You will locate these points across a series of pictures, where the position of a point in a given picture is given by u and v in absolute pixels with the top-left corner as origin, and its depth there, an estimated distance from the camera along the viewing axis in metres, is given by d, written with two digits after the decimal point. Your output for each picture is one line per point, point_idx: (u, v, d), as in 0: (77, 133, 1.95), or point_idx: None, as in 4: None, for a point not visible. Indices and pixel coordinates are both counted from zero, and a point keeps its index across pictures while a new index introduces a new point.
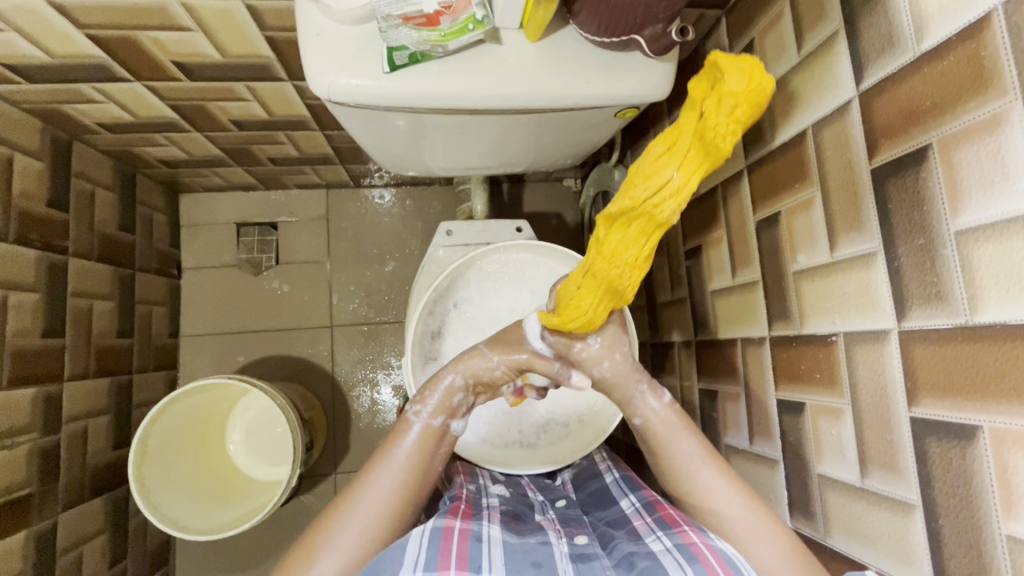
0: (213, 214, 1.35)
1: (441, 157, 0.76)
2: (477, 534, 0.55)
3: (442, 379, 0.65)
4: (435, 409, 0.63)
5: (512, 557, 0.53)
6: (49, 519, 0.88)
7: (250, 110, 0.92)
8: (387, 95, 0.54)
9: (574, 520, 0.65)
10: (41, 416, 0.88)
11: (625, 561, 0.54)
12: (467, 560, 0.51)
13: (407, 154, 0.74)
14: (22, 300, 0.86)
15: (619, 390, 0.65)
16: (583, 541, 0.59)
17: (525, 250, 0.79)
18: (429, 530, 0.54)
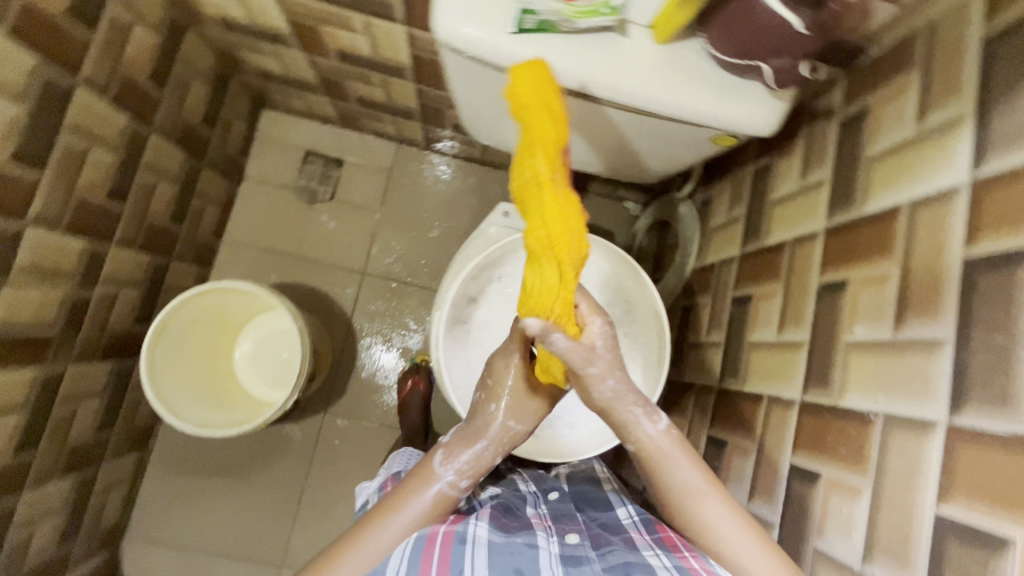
0: (287, 135, 1.39)
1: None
2: (462, 535, 0.57)
3: (475, 445, 0.64)
4: (466, 474, 0.63)
5: (497, 561, 0.55)
6: (59, 369, 0.90)
7: (359, 44, 0.94)
8: (505, 55, 0.55)
9: (566, 517, 0.66)
10: (83, 268, 0.90)
11: (620, 568, 0.54)
12: (448, 565, 0.54)
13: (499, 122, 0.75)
14: (100, 158, 0.87)
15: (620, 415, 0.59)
16: (574, 541, 0.60)
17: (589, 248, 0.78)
18: (413, 542, 0.57)
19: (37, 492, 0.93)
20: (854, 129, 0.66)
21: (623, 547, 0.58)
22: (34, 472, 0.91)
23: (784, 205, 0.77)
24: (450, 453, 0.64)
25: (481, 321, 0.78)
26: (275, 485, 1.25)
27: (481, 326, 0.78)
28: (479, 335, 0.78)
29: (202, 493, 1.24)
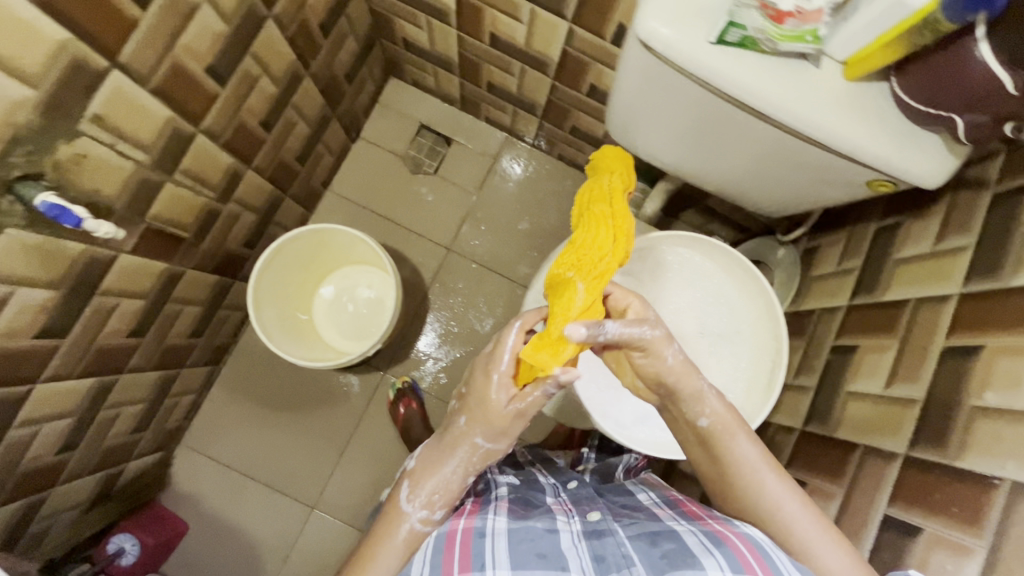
0: (407, 106, 1.45)
1: (687, 135, 0.75)
2: (480, 531, 0.64)
3: (438, 474, 0.71)
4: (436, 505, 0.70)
5: (517, 548, 0.60)
6: (180, 272, 0.97)
7: (516, 32, 0.99)
8: (699, 62, 0.58)
9: (585, 501, 0.74)
10: (224, 185, 0.96)
11: (649, 537, 0.64)
12: (472, 557, 0.60)
13: (660, 117, 0.73)
14: (264, 88, 0.93)
15: (686, 387, 0.65)
16: (596, 518, 0.69)
17: (718, 257, 0.74)
18: (437, 538, 0.64)
19: (132, 379, 1.00)
20: (1011, 204, 0.66)
21: (647, 521, 0.67)
22: (136, 359, 0.97)
23: (911, 265, 0.77)
24: (414, 487, 0.70)
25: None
26: (326, 428, 1.30)
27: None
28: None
29: (259, 419, 1.30)
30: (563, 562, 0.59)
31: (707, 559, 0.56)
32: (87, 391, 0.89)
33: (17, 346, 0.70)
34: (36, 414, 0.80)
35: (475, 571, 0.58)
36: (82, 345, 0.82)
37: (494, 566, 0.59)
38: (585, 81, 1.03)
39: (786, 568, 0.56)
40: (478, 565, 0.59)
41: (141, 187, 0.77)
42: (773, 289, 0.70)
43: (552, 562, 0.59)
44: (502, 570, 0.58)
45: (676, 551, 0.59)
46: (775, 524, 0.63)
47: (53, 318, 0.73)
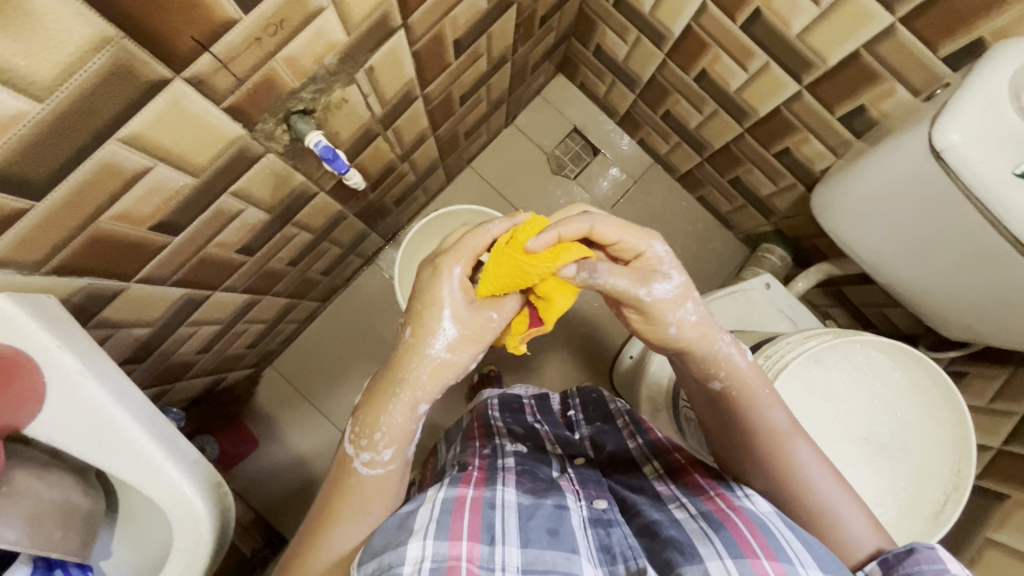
0: (566, 106, 1.45)
1: (916, 232, 0.72)
2: (490, 502, 0.56)
3: (391, 408, 0.59)
4: (388, 441, 0.59)
5: (527, 524, 0.54)
6: (345, 215, 0.99)
7: (731, 80, 0.97)
8: (992, 187, 0.59)
9: (593, 485, 0.67)
10: (410, 147, 0.98)
11: (648, 529, 0.56)
12: (482, 530, 0.52)
13: (908, 205, 0.70)
14: (481, 67, 0.94)
15: (702, 348, 0.62)
16: (602, 507, 0.62)
17: (914, 368, 0.71)
18: (442, 500, 0.55)
19: (270, 302, 1.03)
20: None
21: (649, 507, 0.61)
22: (281, 285, 1.00)
23: None
24: (359, 432, 0.60)
25: (784, 390, 0.70)
26: None
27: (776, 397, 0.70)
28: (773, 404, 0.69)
29: (348, 361, 1.34)
30: (573, 544, 0.52)
31: (705, 549, 0.50)
32: (239, 305, 0.91)
33: (222, 257, 0.72)
34: (202, 319, 0.82)
35: (485, 545, 0.51)
36: (257, 265, 0.84)
37: (504, 541, 0.52)
38: (781, 143, 1.01)
39: (792, 550, 0.50)
40: (487, 540, 0.51)
41: (362, 137, 0.78)
42: (971, 431, 0.68)
43: (562, 542, 0.52)
44: (511, 548, 0.51)
45: (674, 538, 0.54)
46: (792, 481, 0.59)
47: (254, 239, 0.76)
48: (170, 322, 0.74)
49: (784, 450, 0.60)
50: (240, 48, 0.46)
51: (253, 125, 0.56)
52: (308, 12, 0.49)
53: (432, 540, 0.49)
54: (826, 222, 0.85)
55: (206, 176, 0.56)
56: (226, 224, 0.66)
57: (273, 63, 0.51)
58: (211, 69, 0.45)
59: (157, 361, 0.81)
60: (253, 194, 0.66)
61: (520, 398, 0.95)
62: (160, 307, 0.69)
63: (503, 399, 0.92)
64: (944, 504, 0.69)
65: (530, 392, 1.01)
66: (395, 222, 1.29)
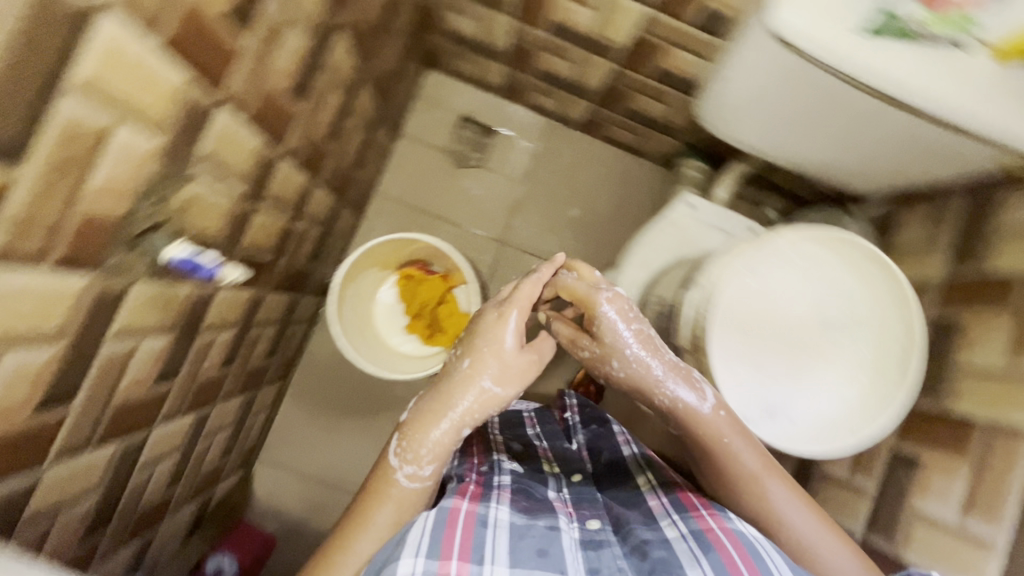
0: (446, 97, 1.40)
1: (795, 114, 0.73)
2: (482, 518, 0.59)
3: (438, 428, 0.67)
4: (431, 457, 0.67)
5: (517, 543, 0.57)
6: (261, 296, 0.95)
7: (585, 21, 0.95)
8: (850, 58, 0.58)
9: (587, 504, 0.71)
10: (298, 205, 0.94)
11: (639, 547, 0.61)
12: (470, 550, 0.55)
13: (780, 96, 0.70)
14: (335, 99, 0.90)
15: (641, 386, 0.69)
16: (594, 527, 0.65)
17: (830, 241, 0.72)
18: (437, 513, 0.59)
19: (224, 407, 0.99)
20: None
21: (642, 524, 0.65)
22: (227, 387, 0.96)
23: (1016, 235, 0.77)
24: (408, 445, 0.67)
25: (727, 306, 0.71)
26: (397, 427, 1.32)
27: (722, 315, 0.71)
28: (720, 323, 0.71)
29: (331, 426, 1.30)
30: (562, 564, 0.56)
31: (693, 570, 0.56)
32: (190, 426, 0.87)
33: (140, 397, 0.68)
34: (153, 458, 0.78)
35: (473, 564, 0.54)
36: (188, 383, 0.80)
37: (493, 560, 0.55)
38: (655, 65, 0.99)
39: (777, 569, 0.56)
40: (474, 561, 0.54)
41: (237, 219, 0.74)
42: (905, 280, 0.69)
43: (550, 563, 0.55)
44: (499, 566, 0.54)
45: (664, 560, 0.58)
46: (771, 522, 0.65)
47: (168, 364, 0.72)
48: (116, 479, 0.70)
49: (759, 492, 0.66)
50: (32, 205, 0.41)
51: (98, 264, 0.51)
52: (94, 138, 0.45)
53: (422, 558, 0.53)
54: (718, 133, 0.85)
55: (70, 337, 0.51)
56: (125, 366, 0.62)
57: (83, 201, 0.46)
58: (9, 238, 0.41)
59: (124, 518, 0.77)
60: (140, 325, 0.62)
61: (520, 412, 0.97)
62: (96, 471, 0.65)
63: (501, 417, 0.94)
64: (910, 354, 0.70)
65: (528, 406, 1.01)
66: (322, 275, 1.24)
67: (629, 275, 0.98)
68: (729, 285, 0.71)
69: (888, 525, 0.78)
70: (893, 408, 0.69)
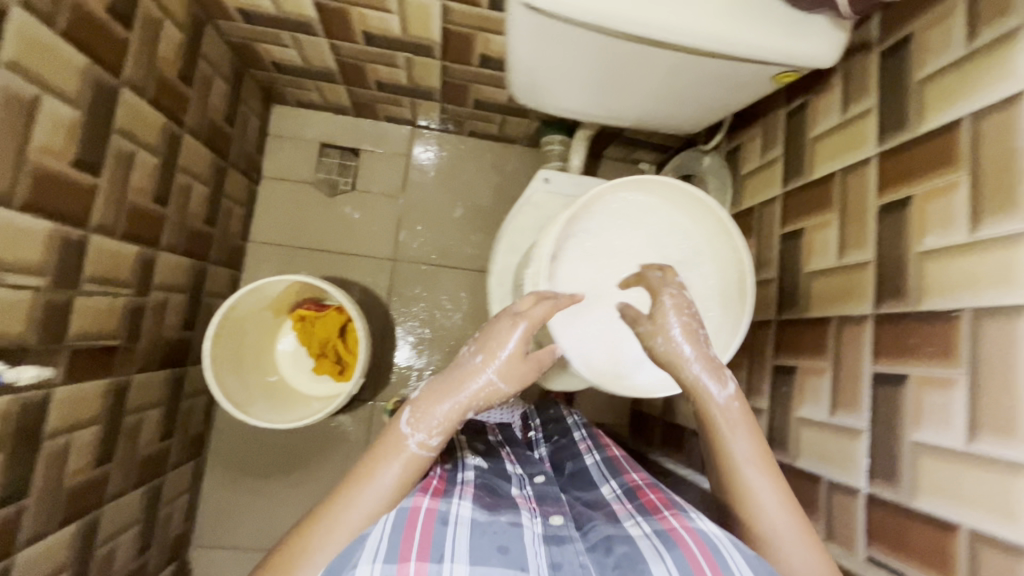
0: (301, 129, 1.37)
1: (585, 74, 0.74)
2: (444, 516, 0.54)
3: (442, 406, 0.62)
4: (438, 430, 0.61)
5: (478, 540, 0.53)
6: (124, 380, 0.89)
7: (389, 24, 0.94)
8: (580, 8, 0.60)
9: (551, 500, 0.66)
10: (139, 277, 0.89)
11: (603, 542, 0.57)
12: (429, 548, 0.51)
13: (559, 60, 0.71)
14: (145, 160, 0.85)
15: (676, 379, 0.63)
16: (558, 522, 0.60)
17: (650, 189, 0.73)
18: (396, 511, 0.54)
19: (118, 505, 0.93)
20: (900, 55, 0.69)
21: (606, 523, 0.61)
22: (114, 483, 0.90)
23: (827, 139, 0.81)
24: (418, 412, 0.62)
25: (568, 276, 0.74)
26: (330, 474, 1.28)
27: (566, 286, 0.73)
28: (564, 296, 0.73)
29: (261, 491, 1.25)
30: (524, 561, 0.52)
31: (659, 566, 0.52)
32: (72, 539, 0.81)
33: None
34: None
35: (432, 564, 0.49)
36: (49, 494, 0.75)
37: (452, 557, 0.50)
38: (475, 53, 0.99)
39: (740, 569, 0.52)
40: (434, 559, 0.50)
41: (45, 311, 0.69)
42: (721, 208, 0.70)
43: (513, 560, 0.51)
44: (460, 564, 0.50)
45: (627, 555, 0.55)
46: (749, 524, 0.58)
47: None
48: None
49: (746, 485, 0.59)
50: None
51: None
52: None
53: (379, 564, 0.49)
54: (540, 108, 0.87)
55: None
56: None
57: None
58: None
59: None
60: None
61: (486, 422, 0.92)
62: None
63: (464, 425, 0.88)
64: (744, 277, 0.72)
65: (495, 418, 0.98)
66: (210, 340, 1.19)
67: (502, 262, 0.98)
68: (561, 253, 0.73)
69: (784, 438, 0.80)
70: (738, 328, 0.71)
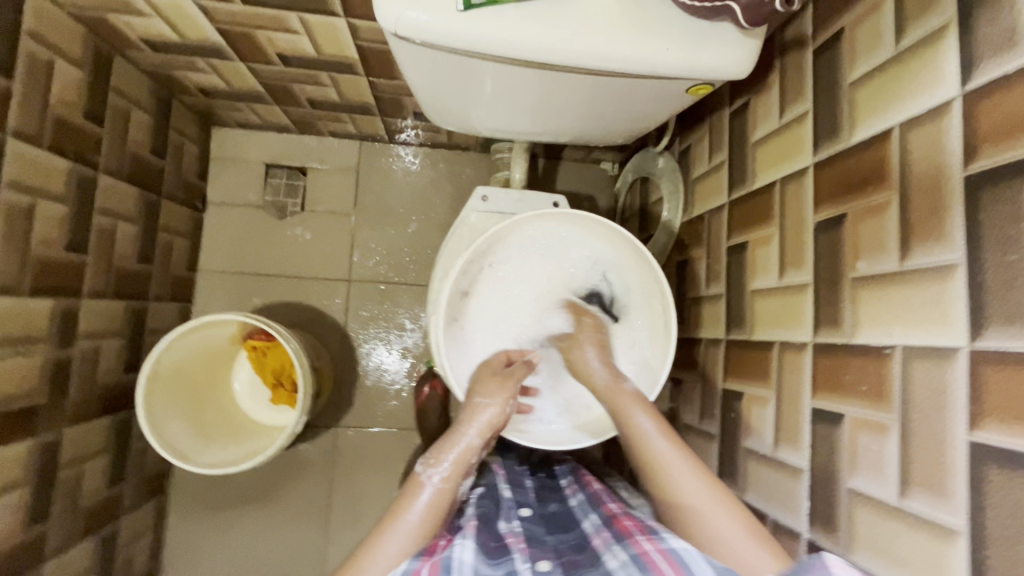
0: (244, 151, 1.32)
1: (490, 97, 0.68)
2: (446, 565, 0.54)
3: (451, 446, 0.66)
4: (449, 467, 0.64)
5: None
6: (53, 436, 0.87)
7: (299, 45, 0.88)
8: (457, 36, 0.52)
9: (538, 546, 0.63)
10: (57, 329, 0.86)
11: None
12: None
13: (457, 85, 0.65)
14: (48, 209, 0.82)
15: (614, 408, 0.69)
16: (546, 566, 0.57)
17: (564, 220, 0.75)
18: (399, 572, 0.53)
19: (62, 560, 0.91)
20: (832, 53, 0.63)
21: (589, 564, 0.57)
22: (52, 540, 0.88)
23: (767, 144, 0.74)
24: (432, 453, 0.65)
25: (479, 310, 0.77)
26: (297, 503, 1.25)
27: (477, 320, 0.77)
28: (476, 330, 0.76)
29: (227, 525, 1.23)
30: None
31: None
32: None
33: None
34: None
35: None
36: None
37: None
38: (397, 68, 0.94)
39: None
40: None
41: None
42: (634, 237, 0.72)
43: None
44: None
45: None
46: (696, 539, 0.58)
47: None
48: None
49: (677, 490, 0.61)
50: None
51: None
52: None
53: None
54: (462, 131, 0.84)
55: None
56: None
57: None
58: None
59: None
60: None
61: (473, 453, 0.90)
62: None
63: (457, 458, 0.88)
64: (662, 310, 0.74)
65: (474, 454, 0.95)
66: None
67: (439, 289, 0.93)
68: (475, 289, 0.76)
69: (732, 468, 0.75)
70: (660, 356, 0.73)
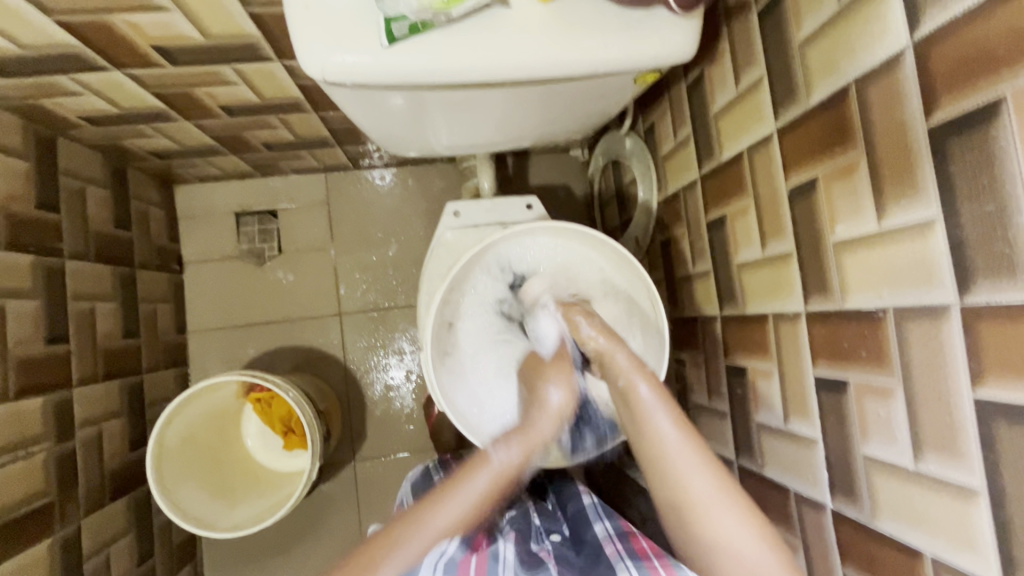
0: (212, 204, 1.30)
1: (438, 122, 0.67)
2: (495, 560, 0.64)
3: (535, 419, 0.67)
4: (519, 449, 0.65)
5: None
6: (72, 529, 0.86)
7: (240, 94, 0.86)
8: (387, 72, 0.51)
9: (568, 557, 0.68)
10: (54, 424, 0.85)
11: None
12: None
13: (402, 116, 0.64)
14: (20, 307, 0.81)
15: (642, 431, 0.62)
16: None
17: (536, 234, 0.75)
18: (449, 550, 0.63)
19: None
20: (778, 13, 0.60)
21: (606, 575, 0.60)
22: None
23: (729, 115, 0.72)
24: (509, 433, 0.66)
25: (468, 340, 0.77)
26: (329, 544, 1.25)
27: (467, 348, 0.77)
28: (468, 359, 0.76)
29: None
30: None
31: None
32: None
33: None
34: None
35: None
36: None
37: None
38: None
39: None
40: None
41: None
42: (609, 239, 0.73)
43: None
44: None
45: None
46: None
47: None
48: None
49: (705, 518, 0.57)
50: None
51: None
52: None
53: None
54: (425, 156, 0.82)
55: None
56: None
57: None
58: None
59: None
60: None
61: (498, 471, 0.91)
62: None
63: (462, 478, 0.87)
64: (651, 301, 0.74)
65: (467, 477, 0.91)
66: None
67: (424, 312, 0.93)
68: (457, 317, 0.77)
69: (748, 444, 0.74)
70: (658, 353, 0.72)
